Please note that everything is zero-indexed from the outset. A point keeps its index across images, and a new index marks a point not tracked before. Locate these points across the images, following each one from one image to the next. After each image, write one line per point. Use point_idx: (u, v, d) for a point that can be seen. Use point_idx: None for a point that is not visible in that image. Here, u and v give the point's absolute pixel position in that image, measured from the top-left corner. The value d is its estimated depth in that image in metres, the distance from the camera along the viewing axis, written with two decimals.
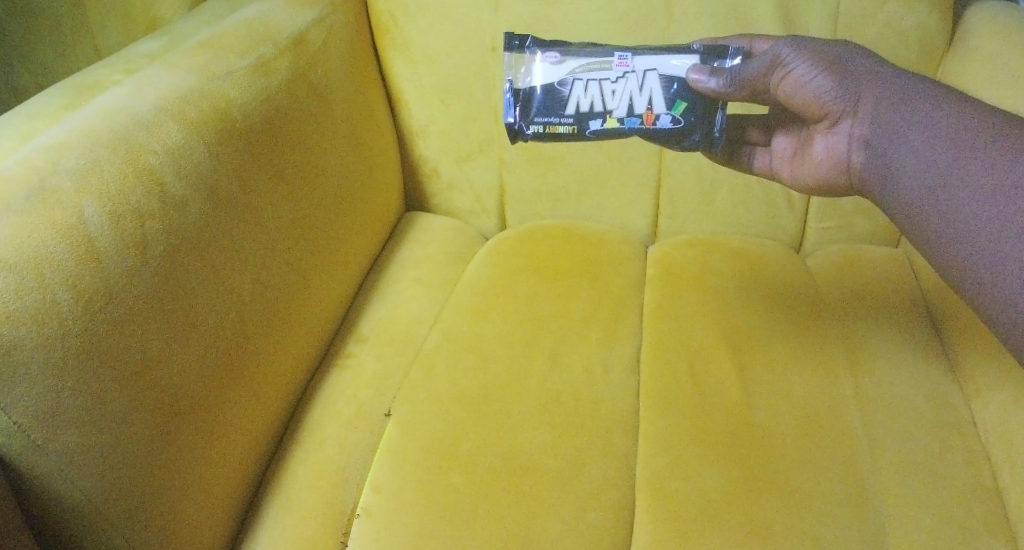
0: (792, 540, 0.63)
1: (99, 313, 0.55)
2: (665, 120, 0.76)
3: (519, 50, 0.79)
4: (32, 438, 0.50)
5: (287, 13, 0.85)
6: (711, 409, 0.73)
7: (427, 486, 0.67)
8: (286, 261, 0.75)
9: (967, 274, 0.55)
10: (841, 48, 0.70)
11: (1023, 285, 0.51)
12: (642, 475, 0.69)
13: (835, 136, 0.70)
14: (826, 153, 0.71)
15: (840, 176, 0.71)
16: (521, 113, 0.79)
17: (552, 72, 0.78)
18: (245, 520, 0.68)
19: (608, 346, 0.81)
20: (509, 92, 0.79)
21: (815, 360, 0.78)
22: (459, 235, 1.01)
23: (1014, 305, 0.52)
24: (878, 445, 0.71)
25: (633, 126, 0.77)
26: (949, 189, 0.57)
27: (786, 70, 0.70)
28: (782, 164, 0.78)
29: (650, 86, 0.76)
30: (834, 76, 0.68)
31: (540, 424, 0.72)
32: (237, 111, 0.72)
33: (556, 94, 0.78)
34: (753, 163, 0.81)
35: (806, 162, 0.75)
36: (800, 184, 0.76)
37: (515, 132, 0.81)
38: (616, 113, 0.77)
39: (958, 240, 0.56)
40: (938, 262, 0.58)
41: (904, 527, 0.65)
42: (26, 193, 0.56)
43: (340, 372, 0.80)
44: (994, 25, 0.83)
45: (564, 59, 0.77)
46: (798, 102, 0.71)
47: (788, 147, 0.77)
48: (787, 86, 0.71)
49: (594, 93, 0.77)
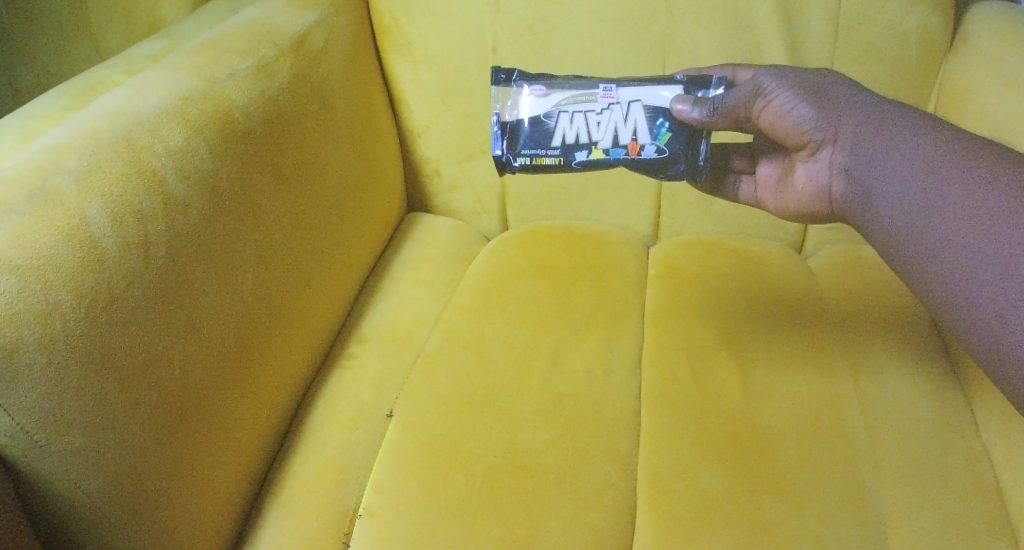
0: (792, 541, 0.63)
1: (102, 314, 0.55)
2: (650, 149, 0.77)
3: (505, 84, 0.78)
4: (36, 439, 0.51)
5: (288, 15, 0.85)
6: (712, 410, 0.73)
7: (428, 487, 0.67)
8: (286, 264, 0.75)
9: (947, 300, 0.55)
10: (821, 76, 0.69)
11: (995, 309, 0.52)
12: (643, 476, 0.69)
13: (815, 164, 0.69)
14: (807, 181, 0.71)
15: (821, 204, 0.70)
16: (508, 145, 0.79)
17: (538, 105, 0.78)
18: (246, 520, 0.68)
19: (608, 346, 0.81)
20: (496, 124, 0.79)
21: (815, 361, 0.78)
22: (461, 235, 1.01)
23: (995, 324, 0.52)
24: (879, 446, 0.71)
25: (618, 156, 0.77)
26: (927, 216, 0.57)
27: (767, 100, 0.70)
28: (767, 192, 0.77)
29: (635, 118, 0.76)
30: (816, 105, 0.67)
31: (541, 425, 0.72)
32: (239, 112, 0.72)
33: (542, 126, 0.78)
34: (737, 192, 0.80)
35: (789, 191, 0.74)
36: (784, 212, 0.76)
37: (503, 163, 0.80)
38: (602, 144, 0.77)
39: (937, 266, 0.56)
40: (919, 289, 0.58)
41: (906, 527, 0.65)
42: (29, 193, 0.57)
43: (341, 372, 0.80)
44: (996, 24, 0.83)
45: (550, 92, 0.77)
46: (780, 131, 0.70)
47: (772, 175, 0.77)
48: (768, 115, 0.70)
49: (579, 125, 0.77)
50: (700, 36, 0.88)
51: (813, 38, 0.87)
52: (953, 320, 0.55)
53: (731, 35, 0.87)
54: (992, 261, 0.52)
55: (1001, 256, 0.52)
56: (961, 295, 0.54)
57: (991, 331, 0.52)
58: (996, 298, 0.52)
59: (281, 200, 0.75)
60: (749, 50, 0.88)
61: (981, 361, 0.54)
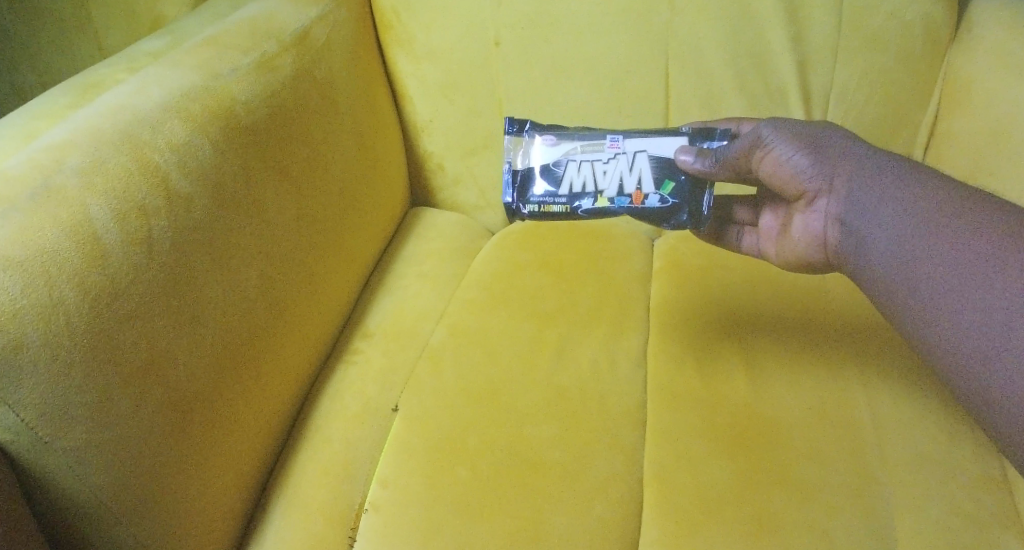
0: (801, 534, 0.63)
1: (107, 311, 0.55)
2: (653, 199, 0.77)
3: (518, 134, 0.80)
4: (39, 435, 0.51)
5: (291, 11, 0.85)
6: (719, 403, 0.73)
7: (435, 480, 0.67)
8: (289, 276, 0.75)
9: (936, 344, 0.55)
10: (818, 128, 0.68)
11: (976, 351, 0.52)
12: (651, 469, 0.69)
13: (812, 214, 0.68)
14: (803, 231, 0.69)
15: (818, 253, 0.69)
16: (518, 193, 0.80)
17: (549, 153, 0.79)
18: (254, 514, 0.69)
19: (614, 339, 0.81)
20: (508, 172, 0.80)
21: (822, 352, 0.78)
22: (465, 230, 1.01)
23: (981, 363, 0.52)
24: (886, 435, 0.70)
25: (622, 204, 0.77)
26: (918, 262, 0.57)
27: (766, 150, 0.68)
28: (769, 243, 0.75)
29: (640, 167, 0.77)
30: (812, 155, 0.66)
31: (547, 418, 0.72)
32: (242, 107, 0.72)
33: (551, 174, 0.79)
34: (740, 243, 0.78)
35: (789, 242, 0.72)
36: (786, 262, 0.74)
37: (512, 211, 0.81)
38: (607, 193, 0.78)
39: (929, 310, 0.56)
40: (907, 330, 0.58)
41: (914, 521, 0.64)
42: (32, 191, 0.57)
43: (347, 367, 0.80)
44: (1001, 15, 0.83)
45: (561, 142, 0.79)
46: (776, 182, 0.68)
47: (774, 225, 0.75)
48: (766, 166, 0.68)
49: (586, 173, 0.78)
50: (704, 29, 0.87)
51: (817, 30, 0.86)
52: (943, 360, 0.55)
53: (734, 28, 0.87)
54: (980, 309, 0.52)
55: (989, 303, 0.52)
56: (948, 337, 0.54)
57: (975, 373, 0.52)
58: (981, 340, 0.52)
59: (284, 207, 0.75)
60: (752, 44, 0.88)
61: (967, 403, 0.54)
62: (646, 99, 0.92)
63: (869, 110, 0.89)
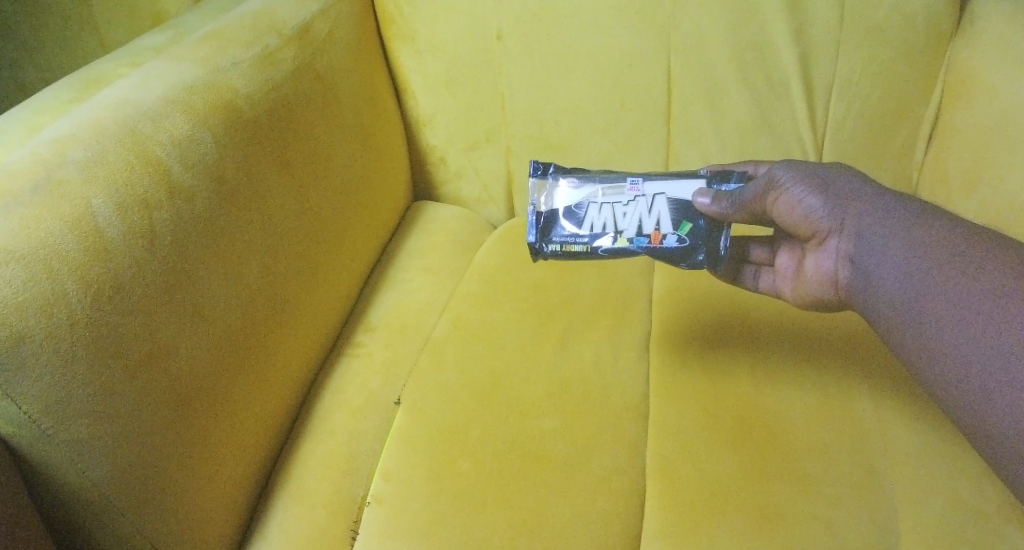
0: (803, 525, 0.63)
1: (109, 305, 0.55)
2: (671, 239, 0.73)
3: (541, 177, 0.78)
4: (42, 428, 0.51)
5: (293, 6, 0.85)
6: (723, 395, 0.73)
7: (438, 472, 0.67)
8: (292, 280, 0.75)
9: (945, 377, 0.56)
10: (828, 169, 0.68)
11: (984, 387, 0.53)
12: (653, 460, 0.69)
13: (824, 253, 0.68)
14: (815, 271, 0.69)
15: (829, 290, 0.69)
16: (540, 233, 0.76)
17: (573, 196, 0.76)
18: (257, 508, 0.69)
19: (617, 332, 0.81)
20: (532, 214, 0.76)
21: (827, 345, 0.77)
22: (467, 224, 1.01)
23: (986, 397, 0.53)
24: (890, 428, 0.70)
25: (641, 245, 0.74)
26: (924, 297, 0.58)
27: (781, 192, 0.68)
28: (785, 281, 0.75)
29: (659, 210, 0.74)
30: (823, 196, 0.66)
31: (550, 410, 0.72)
32: (243, 101, 0.72)
33: (573, 215, 0.76)
34: (757, 283, 0.77)
35: (803, 281, 0.72)
36: (801, 301, 0.73)
37: (534, 250, 0.76)
38: (627, 233, 0.74)
39: (934, 341, 0.57)
40: (914, 362, 0.59)
41: (917, 512, 0.64)
42: (35, 184, 0.57)
43: (350, 361, 0.80)
44: (1003, 6, 0.82)
45: (583, 185, 0.76)
46: (789, 223, 0.69)
47: (790, 265, 0.74)
48: (780, 207, 0.68)
49: (607, 215, 0.75)
50: (705, 22, 0.87)
51: (819, 23, 0.86)
52: (951, 389, 0.56)
53: (735, 22, 0.87)
54: (986, 343, 0.54)
55: (992, 336, 0.53)
56: (954, 374, 0.55)
57: (980, 407, 0.54)
58: (987, 376, 0.53)
59: (290, 215, 0.75)
60: (754, 36, 0.87)
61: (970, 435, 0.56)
62: (648, 92, 0.92)
63: (871, 102, 0.89)
